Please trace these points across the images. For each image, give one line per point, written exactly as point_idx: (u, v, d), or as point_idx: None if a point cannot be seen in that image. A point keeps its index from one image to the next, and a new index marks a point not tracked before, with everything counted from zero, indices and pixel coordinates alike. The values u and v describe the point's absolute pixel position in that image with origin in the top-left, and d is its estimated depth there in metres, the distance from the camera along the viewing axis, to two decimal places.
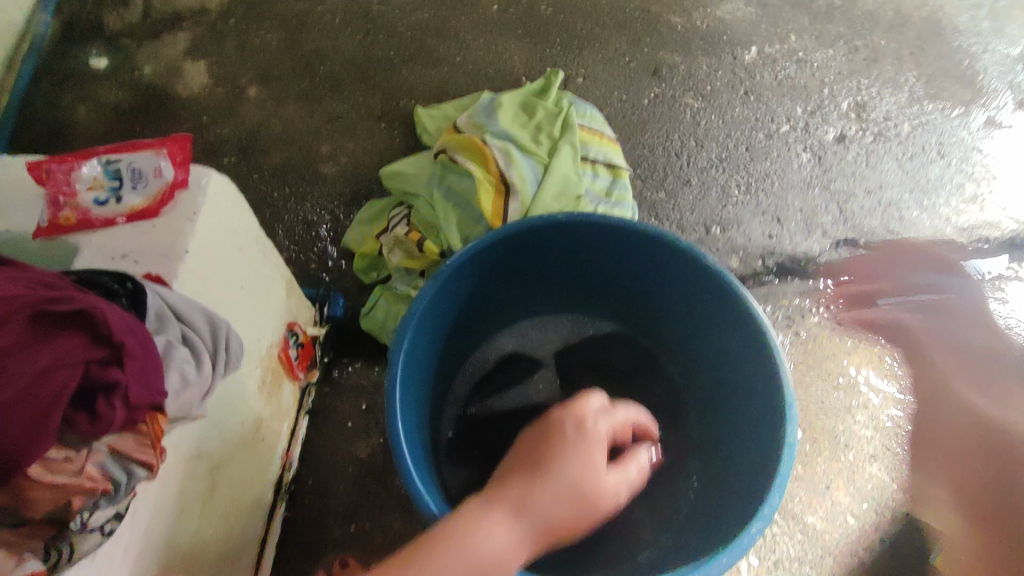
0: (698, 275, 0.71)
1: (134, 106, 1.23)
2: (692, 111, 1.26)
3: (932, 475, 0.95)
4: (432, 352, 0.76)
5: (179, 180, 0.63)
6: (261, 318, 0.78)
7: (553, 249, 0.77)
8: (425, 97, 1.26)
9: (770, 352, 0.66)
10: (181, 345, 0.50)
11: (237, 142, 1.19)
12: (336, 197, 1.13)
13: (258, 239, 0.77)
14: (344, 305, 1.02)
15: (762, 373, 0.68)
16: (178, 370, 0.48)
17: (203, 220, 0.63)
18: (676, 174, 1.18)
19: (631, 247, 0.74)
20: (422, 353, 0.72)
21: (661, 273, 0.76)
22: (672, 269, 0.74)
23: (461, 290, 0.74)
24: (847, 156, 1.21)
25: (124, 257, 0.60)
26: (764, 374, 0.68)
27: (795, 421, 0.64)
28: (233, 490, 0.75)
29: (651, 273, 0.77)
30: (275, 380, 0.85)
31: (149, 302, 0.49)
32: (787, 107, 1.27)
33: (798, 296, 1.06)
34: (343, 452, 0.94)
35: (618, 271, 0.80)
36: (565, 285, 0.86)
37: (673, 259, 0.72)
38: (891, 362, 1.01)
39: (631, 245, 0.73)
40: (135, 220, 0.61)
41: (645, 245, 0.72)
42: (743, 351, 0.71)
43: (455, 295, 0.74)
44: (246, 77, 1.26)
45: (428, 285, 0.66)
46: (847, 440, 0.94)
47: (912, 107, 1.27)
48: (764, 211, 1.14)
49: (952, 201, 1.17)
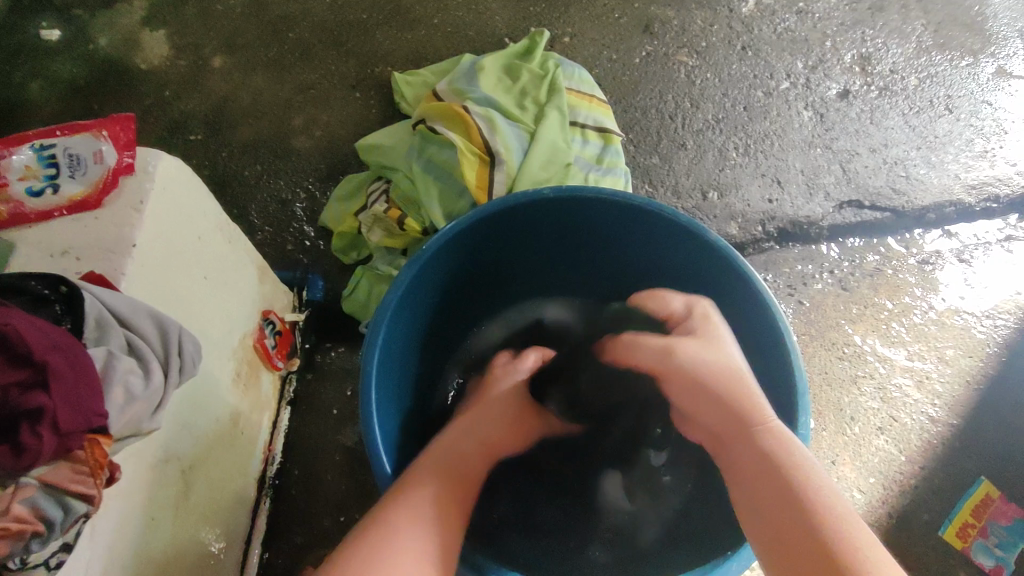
0: (697, 250, 0.67)
1: (92, 81, 1.15)
2: (687, 68, 1.19)
3: (949, 448, 0.89)
4: (413, 342, 0.72)
5: (123, 165, 0.58)
6: (230, 308, 0.73)
7: (540, 229, 0.72)
8: (400, 62, 1.19)
9: (779, 329, 0.62)
10: (127, 354, 0.45)
11: (202, 118, 1.12)
12: (311, 173, 1.07)
13: (223, 224, 0.72)
14: (324, 287, 0.97)
15: (769, 352, 0.64)
16: (122, 383, 0.44)
17: (149, 208, 0.58)
18: (671, 138, 1.11)
19: (624, 223, 0.69)
20: (401, 344, 0.68)
21: (658, 249, 0.71)
22: (669, 245, 0.70)
23: (441, 275, 0.70)
24: (850, 112, 1.15)
25: (65, 253, 0.55)
26: (772, 352, 0.63)
27: (807, 410, 0.60)
28: (211, 489, 0.71)
29: (647, 250, 0.72)
30: (252, 372, 0.80)
31: (87, 307, 0.45)
32: (788, 62, 1.20)
33: (800, 262, 1.02)
34: (329, 441, 0.90)
35: (612, 249, 0.75)
36: (556, 267, 0.81)
37: (670, 235, 0.67)
38: (898, 329, 0.96)
39: (624, 220, 0.68)
40: (76, 212, 0.57)
41: (639, 220, 0.67)
42: (750, 328, 0.66)
43: (436, 281, 0.69)
44: (211, 46, 1.19)
45: (404, 271, 0.61)
46: (853, 413, 0.90)
47: (918, 58, 1.21)
48: (764, 174, 1.08)
49: (960, 157, 1.11)
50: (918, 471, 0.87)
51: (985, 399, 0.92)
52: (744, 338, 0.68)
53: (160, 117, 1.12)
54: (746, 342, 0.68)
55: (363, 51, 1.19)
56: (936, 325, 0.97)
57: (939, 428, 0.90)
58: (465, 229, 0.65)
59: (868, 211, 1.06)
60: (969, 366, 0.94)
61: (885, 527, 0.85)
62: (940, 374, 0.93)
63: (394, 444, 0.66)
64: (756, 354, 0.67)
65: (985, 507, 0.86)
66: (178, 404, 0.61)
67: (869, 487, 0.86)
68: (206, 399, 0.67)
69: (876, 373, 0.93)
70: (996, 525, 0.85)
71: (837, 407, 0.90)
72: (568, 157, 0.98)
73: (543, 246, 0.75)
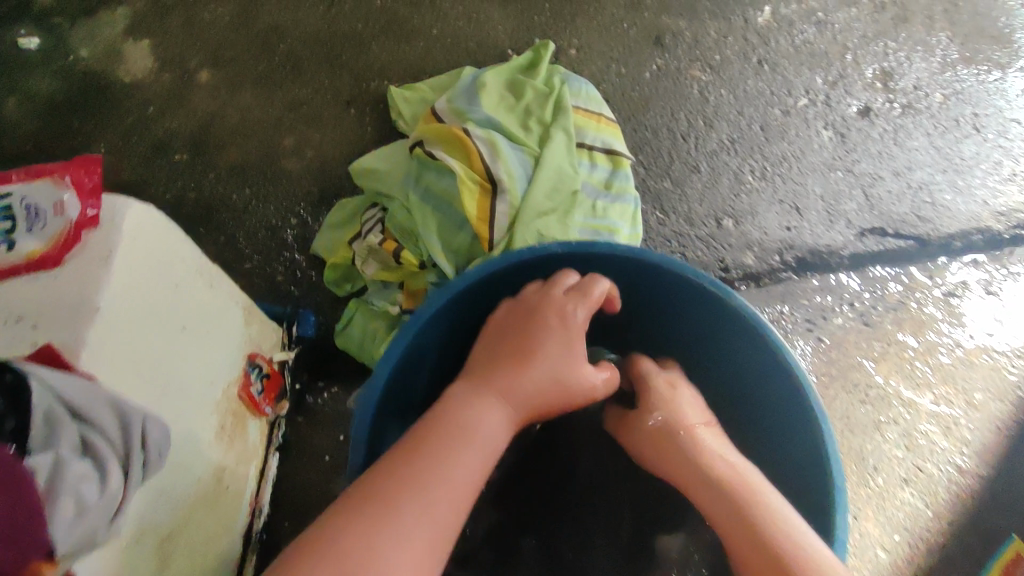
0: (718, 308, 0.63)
1: (73, 94, 1.10)
2: (700, 84, 1.13)
3: (979, 501, 0.84)
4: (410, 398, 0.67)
5: (86, 217, 0.52)
6: (211, 358, 0.67)
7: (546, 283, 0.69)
8: (398, 76, 1.13)
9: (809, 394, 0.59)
10: (81, 456, 0.40)
11: (189, 137, 1.07)
12: (302, 197, 1.02)
13: (202, 267, 0.66)
14: (316, 322, 0.91)
15: (802, 417, 0.61)
16: (73, 494, 0.39)
17: (117, 265, 0.52)
18: (683, 160, 1.06)
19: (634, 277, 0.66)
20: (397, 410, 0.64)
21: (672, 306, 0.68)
22: (685, 299, 0.67)
23: (440, 333, 0.66)
24: (872, 133, 1.09)
25: (19, 319, 0.49)
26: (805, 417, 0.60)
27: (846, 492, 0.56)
28: (192, 557, 0.66)
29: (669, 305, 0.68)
30: (238, 423, 0.75)
31: (35, 403, 0.39)
32: (806, 78, 1.14)
33: (819, 294, 0.97)
34: (320, 491, 0.85)
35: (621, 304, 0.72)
36: None
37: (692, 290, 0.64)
38: (924, 370, 0.91)
39: (640, 276, 0.65)
40: (33, 270, 0.50)
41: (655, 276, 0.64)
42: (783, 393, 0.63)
43: (434, 340, 0.66)
44: (196, 59, 1.13)
45: (400, 335, 0.58)
46: (877, 463, 0.84)
47: (944, 73, 1.14)
48: (781, 199, 1.02)
49: (988, 181, 1.05)
50: (945, 527, 0.82)
51: (1015, 447, 0.87)
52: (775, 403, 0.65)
53: (142, 136, 1.07)
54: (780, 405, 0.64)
55: (358, 64, 1.14)
56: (964, 366, 0.92)
57: (967, 479, 0.85)
58: (466, 287, 0.61)
59: (891, 239, 1.00)
60: (999, 410, 0.89)
61: None
62: (969, 420, 0.88)
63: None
64: (785, 419, 0.64)
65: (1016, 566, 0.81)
66: (155, 481, 0.55)
67: (893, 544, 0.81)
68: (186, 464, 0.62)
69: (900, 418, 0.87)
70: None
71: (859, 456, 0.85)
72: (574, 184, 0.92)
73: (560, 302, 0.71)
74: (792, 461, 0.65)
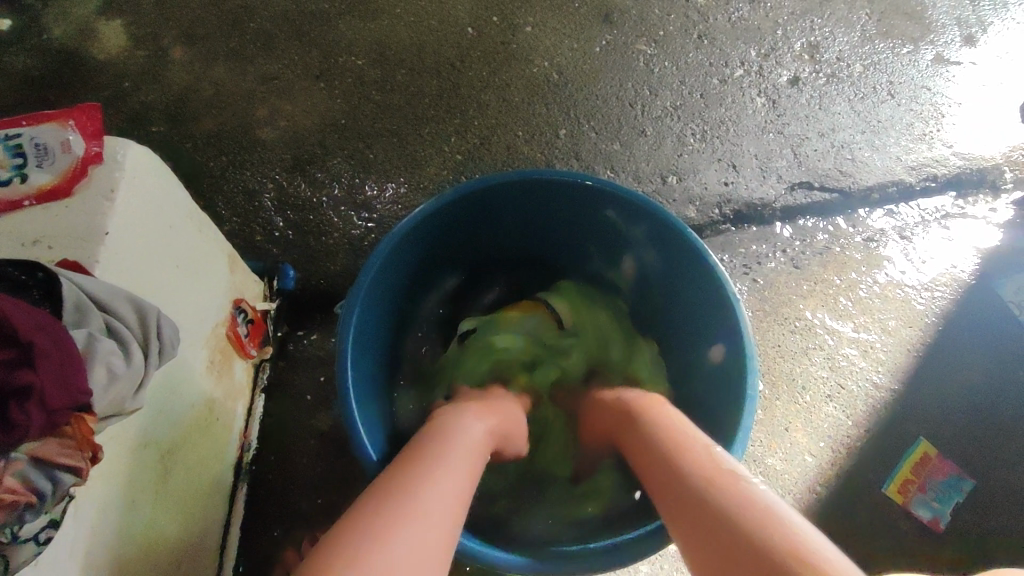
0: (641, 215, 0.73)
1: (49, 72, 1.13)
2: (645, 57, 1.21)
3: (895, 418, 0.95)
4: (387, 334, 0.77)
5: (91, 154, 0.58)
6: (203, 297, 0.73)
7: (491, 207, 0.76)
8: (365, 52, 1.18)
9: (738, 320, 0.67)
10: (107, 336, 0.48)
11: (164, 110, 1.11)
12: (277, 163, 1.07)
13: (181, 205, 0.68)
14: (295, 276, 0.98)
15: (724, 330, 0.70)
16: (104, 363, 0.46)
17: (121, 207, 0.57)
18: (631, 125, 1.15)
19: (555, 197, 0.75)
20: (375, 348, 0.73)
21: (592, 211, 0.77)
22: (608, 207, 0.75)
23: (399, 273, 0.74)
24: (800, 99, 1.19)
25: (35, 243, 0.55)
26: (724, 319, 0.69)
27: (752, 417, 0.65)
28: (189, 475, 0.71)
29: (631, 236, 0.77)
30: (225, 359, 0.80)
31: (64, 293, 0.47)
32: (741, 50, 1.23)
33: (754, 243, 1.06)
34: (304, 427, 0.90)
35: (567, 216, 0.79)
36: (514, 224, 0.81)
37: (635, 212, 0.73)
38: (845, 303, 1.02)
39: (552, 194, 0.75)
40: (46, 201, 0.56)
41: (593, 198, 0.74)
42: (692, 275, 0.73)
43: (393, 282, 0.74)
44: (169, 37, 1.17)
45: (351, 302, 0.66)
46: (804, 382, 0.95)
47: (863, 46, 1.25)
48: (719, 158, 1.13)
49: (902, 139, 1.16)
50: (863, 433, 0.93)
51: (922, 365, 0.98)
52: (685, 283, 0.75)
53: (120, 111, 1.11)
54: (693, 312, 0.76)
55: (326, 40, 1.18)
56: (880, 299, 1.03)
57: (884, 393, 0.96)
58: (392, 251, 0.69)
59: (817, 192, 1.11)
60: (910, 335, 1.01)
61: (834, 486, 0.90)
62: (883, 344, 0.99)
63: (378, 423, 0.70)
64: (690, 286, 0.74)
65: (924, 465, 0.92)
66: (161, 403, 0.63)
67: (819, 451, 0.92)
68: (185, 388, 0.69)
69: (824, 344, 0.99)
70: (934, 481, 0.91)
71: (789, 377, 0.96)
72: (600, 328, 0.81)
73: (554, 224, 0.81)
74: (707, 322, 0.73)
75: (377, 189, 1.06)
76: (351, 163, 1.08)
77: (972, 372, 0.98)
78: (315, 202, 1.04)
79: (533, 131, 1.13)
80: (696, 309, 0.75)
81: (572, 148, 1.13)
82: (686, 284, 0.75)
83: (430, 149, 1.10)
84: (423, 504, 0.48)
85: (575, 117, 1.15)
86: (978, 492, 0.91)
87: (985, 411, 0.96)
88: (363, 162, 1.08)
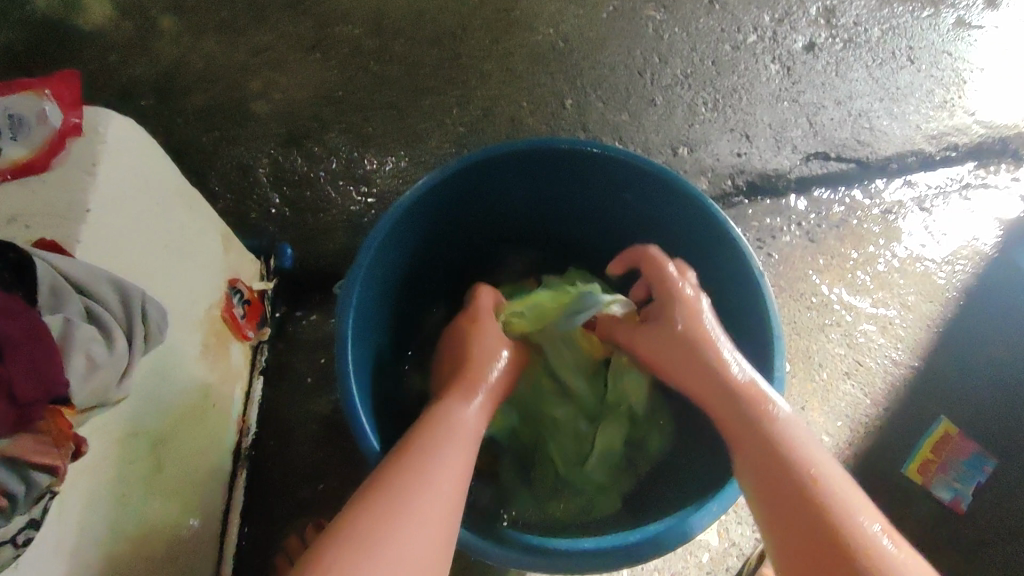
0: (658, 185, 0.69)
1: (31, 44, 1.08)
2: (654, 23, 1.16)
3: (913, 396, 0.92)
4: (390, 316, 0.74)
5: (70, 125, 0.54)
6: (197, 278, 0.69)
7: (498, 179, 0.72)
8: (361, 21, 1.12)
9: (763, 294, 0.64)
10: (87, 322, 0.45)
11: (153, 83, 1.06)
12: (272, 137, 1.03)
13: (169, 181, 0.65)
14: (293, 255, 0.94)
15: (747, 304, 0.67)
16: (84, 351, 0.44)
17: (103, 181, 0.54)
18: (640, 94, 1.11)
19: (566, 168, 0.72)
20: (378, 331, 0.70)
21: (605, 182, 0.73)
22: (622, 177, 0.71)
23: (401, 251, 0.71)
24: (816, 66, 1.14)
25: (11, 221, 0.51)
26: (748, 293, 0.66)
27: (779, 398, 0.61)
28: (184, 463, 0.68)
29: (647, 207, 0.74)
30: (220, 342, 0.77)
31: (40, 276, 0.44)
32: (754, 15, 1.17)
33: (768, 216, 1.02)
34: (304, 410, 0.88)
35: (579, 188, 0.75)
36: (523, 197, 0.77)
37: (651, 182, 0.69)
38: (863, 278, 0.99)
39: (563, 165, 0.71)
40: (21, 175, 0.52)
41: (607, 168, 0.70)
42: (714, 249, 0.69)
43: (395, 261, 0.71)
44: (156, 6, 1.12)
45: (350, 281, 0.63)
46: (821, 360, 0.92)
47: (881, 10, 1.19)
48: (732, 128, 1.08)
49: (922, 107, 1.11)
50: (881, 412, 0.91)
51: (942, 341, 0.95)
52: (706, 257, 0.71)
53: (107, 85, 1.06)
54: (713, 285, 0.73)
55: (319, 8, 1.13)
56: (899, 273, 1.00)
57: (902, 370, 0.93)
58: (392, 228, 0.66)
59: (834, 163, 1.07)
60: (930, 310, 0.97)
61: (851, 466, 0.88)
62: (902, 319, 0.96)
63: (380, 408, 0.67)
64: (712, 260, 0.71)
65: (944, 444, 0.89)
66: (150, 390, 0.60)
67: (836, 430, 0.89)
68: (177, 374, 0.66)
69: (842, 320, 0.95)
70: (956, 460, 0.89)
71: (806, 355, 0.93)
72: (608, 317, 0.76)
73: (564, 197, 0.77)
74: (730, 297, 0.70)
75: (375, 163, 1.02)
76: (348, 137, 1.03)
77: (993, 349, 0.95)
78: (312, 178, 1.00)
79: (537, 102, 1.09)
80: (719, 284, 0.71)
81: (578, 119, 1.09)
82: (706, 258, 0.72)
83: (431, 122, 1.06)
84: (403, 508, 0.48)
85: (581, 86, 1.11)
86: (1000, 470, 0.89)
87: (1006, 387, 0.93)
88: (361, 136, 1.04)
